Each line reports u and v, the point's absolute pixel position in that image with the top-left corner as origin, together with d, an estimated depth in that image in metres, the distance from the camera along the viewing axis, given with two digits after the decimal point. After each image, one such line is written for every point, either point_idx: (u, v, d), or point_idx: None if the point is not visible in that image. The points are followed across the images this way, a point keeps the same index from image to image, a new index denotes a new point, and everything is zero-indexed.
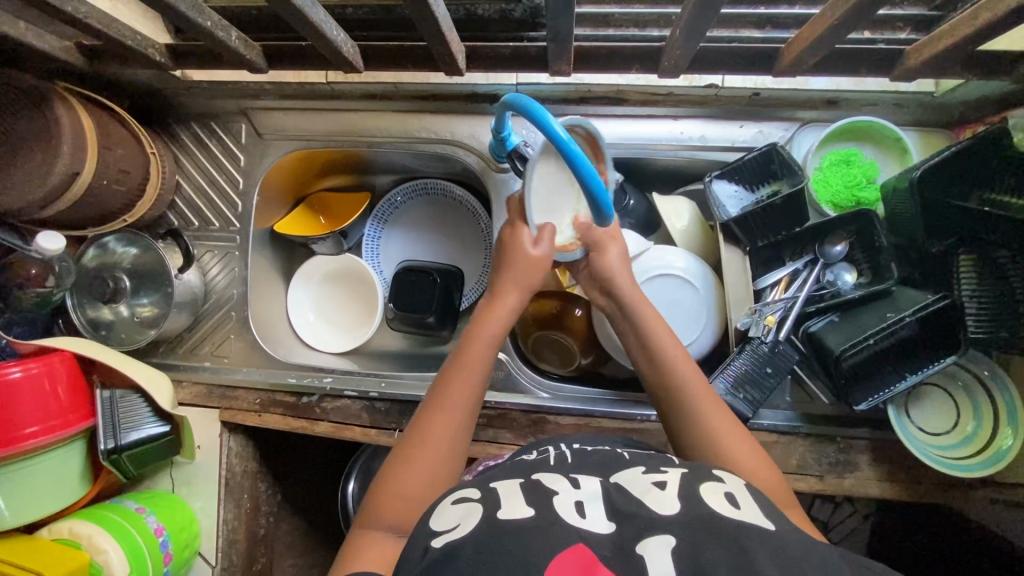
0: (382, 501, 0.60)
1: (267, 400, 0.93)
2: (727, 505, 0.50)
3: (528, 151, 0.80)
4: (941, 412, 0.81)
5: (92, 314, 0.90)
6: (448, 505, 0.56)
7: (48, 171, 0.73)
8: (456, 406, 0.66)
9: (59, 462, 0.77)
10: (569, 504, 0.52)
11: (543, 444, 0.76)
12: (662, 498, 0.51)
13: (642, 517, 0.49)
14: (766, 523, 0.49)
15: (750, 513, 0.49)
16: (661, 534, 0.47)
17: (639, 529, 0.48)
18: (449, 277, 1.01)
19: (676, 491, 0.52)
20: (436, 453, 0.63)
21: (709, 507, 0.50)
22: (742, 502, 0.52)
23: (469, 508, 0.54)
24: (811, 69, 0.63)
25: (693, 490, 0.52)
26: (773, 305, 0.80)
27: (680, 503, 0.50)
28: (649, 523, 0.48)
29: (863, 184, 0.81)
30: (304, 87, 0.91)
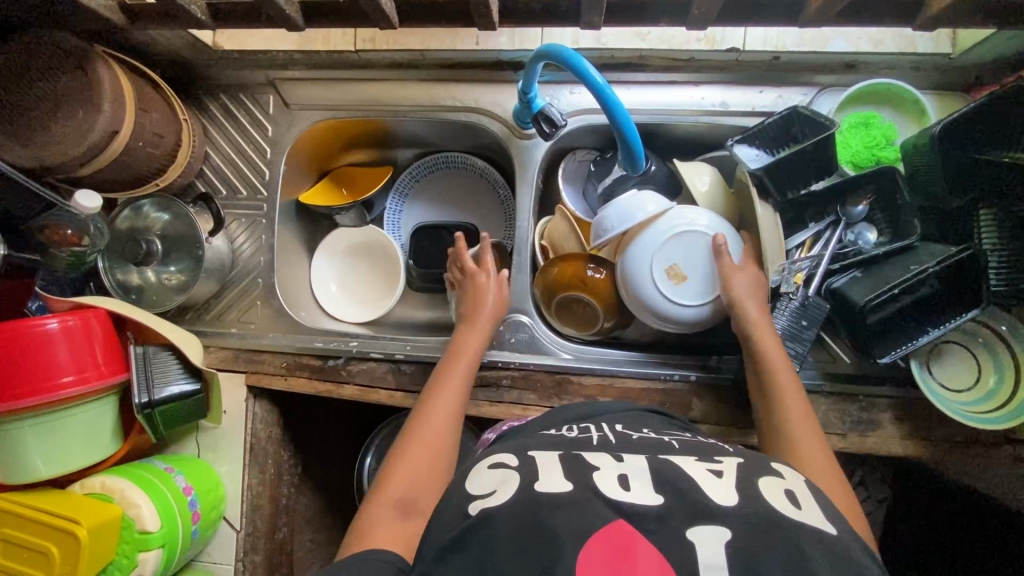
0: (389, 490, 0.66)
1: (293, 364, 0.94)
2: (788, 504, 0.50)
3: (555, 113, 0.82)
4: (963, 368, 0.82)
5: (123, 277, 0.91)
6: (484, 469, 0.59)
7: (88, 129, 0.75)
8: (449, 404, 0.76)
9: (93, 415, 0.78)
10: (614, 482, 0.53)
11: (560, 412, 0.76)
12: (718, 486, 0.51)
13: (695, 499, 0.50)
14: (827, 528, 0.48)
15: (811, 516, 0.49)
16: (718, 525, 0.47)
17: (691, 512, 0.48)
18: (465, 232, 1.08)
19: (733, 481, 0.52)
20: (436, 437, 0.72)
21: (769, 505, 0.49)
22: (804, 502, 0.52)
23: (506, 475, 0.57)
24: (835, 19, 0.65)
25: (751, 483, 0.52)
26: (801, 262, 0.81)
27: (738, 495, 0.50)
28: (702, 509, 0.49)
29: (883, 144, 0.83)
30: (332, 56, 0.94)
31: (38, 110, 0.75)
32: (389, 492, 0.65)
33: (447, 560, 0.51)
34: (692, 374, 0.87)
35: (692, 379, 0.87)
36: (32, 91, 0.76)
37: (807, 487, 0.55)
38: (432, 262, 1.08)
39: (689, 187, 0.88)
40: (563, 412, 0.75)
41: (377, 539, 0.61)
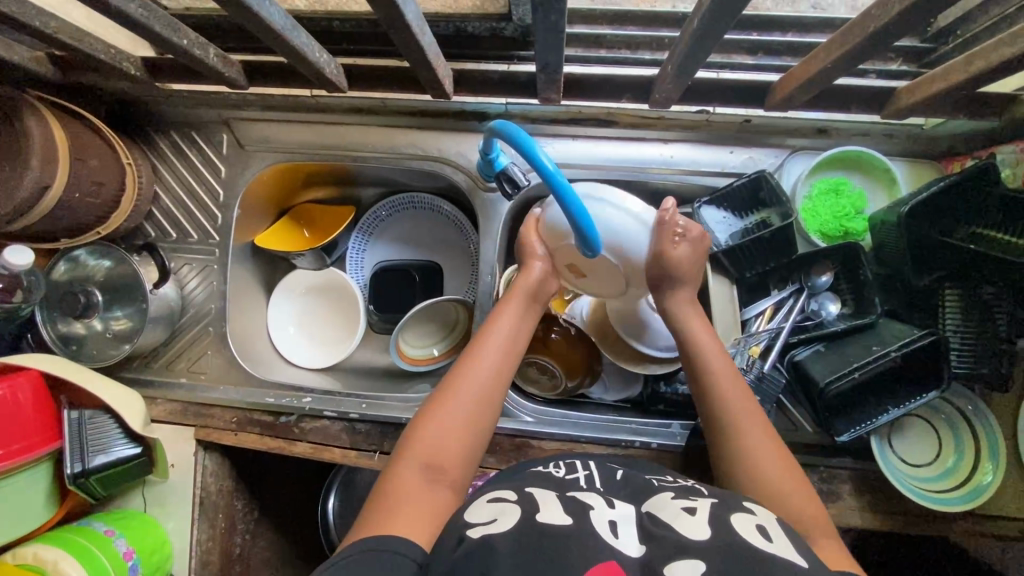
0: (418, 446, 0.62)
1: (244, 420, 0.91)
2: (759, 537, 0.49)
3: (516, 174, 0.79)
4: (923, 444, 0.82)
5: (63, 329, 0.87)
6: (483, 502, 0.57)
7: (16, 185, 0.70)
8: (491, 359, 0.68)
9: (23, 485, 0.74)
10: (602, 522, 0.51)
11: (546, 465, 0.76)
12: (691, 523, 0.50)
13: (670, 539, 0.48)
14: (798, 560, 0.47)
15: (780, 547, 0.48)
16: (691, 557, 0.45)
17: (667, 551, 0.47)
18: (428, 273, 1.08)
19: (705, 516, 0.51)
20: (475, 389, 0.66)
21: (739, 538, 0.48)
22: (775, 537, 0.50)
23: (505, 508, 0.55)
24: (803, 103, 0.62)
25: (722, 518, 0.51)
26: (759, 335, 0.80)
27: (709, 529, 0.49)
28: (676, 546, 0.47)
29: (851, 215, 0.81)
30: (289, 99, 0.90)
31: None
32: (413, 454, 0.61)
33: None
34: (655, 441, 0.85)
35: (653, 447, 0.85)
36: None
37: (778, 523, 0.53)
38: (394, 305, 1.08)
39: None
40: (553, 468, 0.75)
41: (398, 514, 0.56)
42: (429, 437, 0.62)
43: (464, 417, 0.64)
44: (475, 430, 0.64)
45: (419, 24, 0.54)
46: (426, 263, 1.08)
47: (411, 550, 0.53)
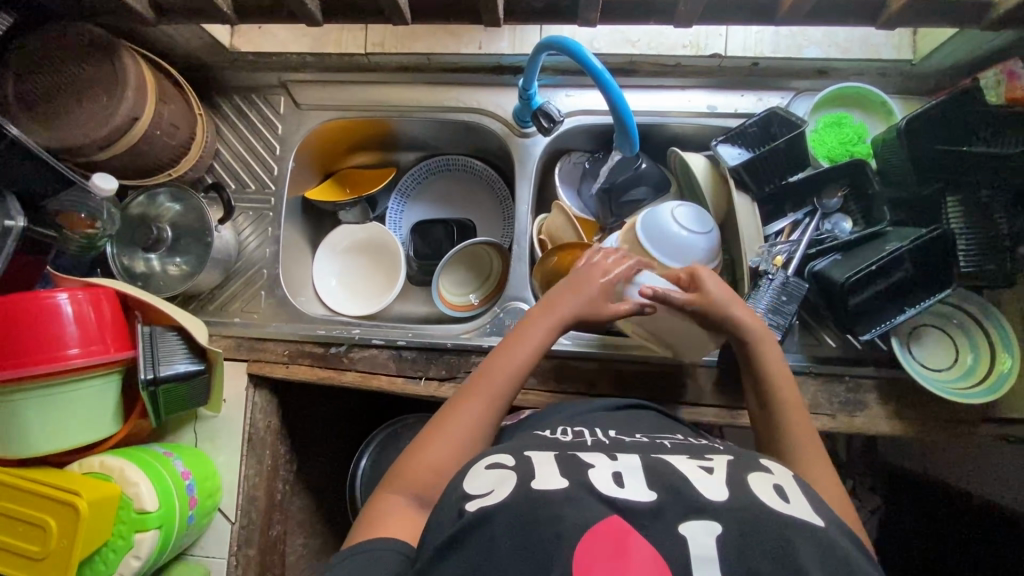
0: (406, 467, 0.64)
1: (295, 351, 0.96)
2: (776, 498, 0.50)
3: (553, 109, 0.88)
4: (941, 350, 0.87)
5: (129, 264, 0.93)
6: (481, 469, 0.57)
7: (112, 114, 0.79)
8: (485, 404, 0.68)
9: (96, 392, 0.78)
10: (606, 476, 0.52)
11: (550, 415, 0.76)
12: (709, 483, 0.51)
13: (686, 495, 0.49)
14: (815, 519, 0.48)
15: (800, 508, 0.49)
16: (708, 519, 0.46)
17: (683, 508, 0.47)
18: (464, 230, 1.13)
19: (724, 478, 0.52)
20: (475, 417, 0.67)
21: (759, 500, 0.49)
22: (793, 497, 0.51)
23: (503, 474, 0.55)
24: (807, 17, 0.71)
25: (740, 479, 0.52)
26: (780, 246, 0.87)
27: (727, 491, 0.50)
28: (695, 504, 0.48)
29: (856, 141, 0.90)
30: (343, 59, 1.00)
31: (63, 96, 0.78)
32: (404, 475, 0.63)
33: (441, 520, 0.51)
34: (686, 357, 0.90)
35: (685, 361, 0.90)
36: (50, 79, 0.78)
37: (795, 481, 0.54)
38: (431, 255, 1.12)
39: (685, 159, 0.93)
40: (559, 414, 0.77)
41: (384, 521, 0.60)
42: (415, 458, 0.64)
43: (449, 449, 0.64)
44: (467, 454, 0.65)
45: None
46: (466, 222, 1.13)
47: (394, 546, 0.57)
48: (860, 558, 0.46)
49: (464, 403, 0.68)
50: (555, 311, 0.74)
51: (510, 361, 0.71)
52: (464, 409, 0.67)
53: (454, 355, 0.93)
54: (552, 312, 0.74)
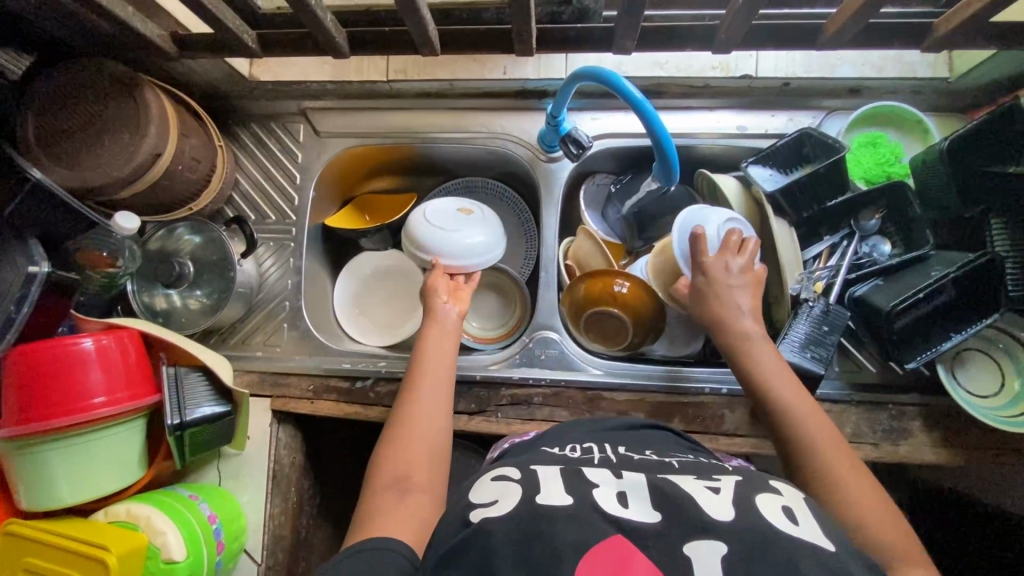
0: (386, 467, 0.65)
1: (320, 387, 0.93)
2: (784, 519, 0.48)
3: (581, 134, 0.86)
4: (986, 375, 0.84)
5: (150, 300, 0.91)
6: (487, 481, 0.58)
7: (135, 152, 0.76)
8: (437, 376, 0.76)
9: (123, 438, 0.76)
10: (611, 495, 0.52)
11: (565, 433, 0.74)
12: (715, 502, 0.50)
13: (691, 514, 0.48)
14: (825, 543, 0.46)
15: (809, 530, 0.47)
16: (713, 540, 0.46)
17: (685, 529, 0.47)
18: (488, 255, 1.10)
19: (729, 496, 0.51)
20: (432, 410, 0.72)
21: (765, 521, 0.47)
22: (801, 518, 0.49)
23: (508, 487, 0.55)
24: (852, 42, 0.69)
25: (747, 498, 0.51)
26: (819, 272, 0.85)
27: (733, 509, 0.49)
28: (699, 525, 0.47)
29: (893, 161, 0.88)
30: (364, 86, 1.00)
31: (83, 136, 0.76)
32: (383, 471, 0.64)
33: (476, 548, 0.48)
34: (724, 387, 0.87)
35: (723, 393, 0.87)
36: (66, 117, 0.77)
37: (806, 502, 0.52)
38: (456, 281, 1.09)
39: (718, 182, 0.91)
40: (576, 428, 0.75)
41: (382, 523, 0.58)
42: (393, 456, 0.66)
43: (427, 437, 0.69)
44: (437, 440, 0.70)
45: None
46: None
47: (401, 547, 0.55)
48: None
49: (414, 400, 0.73)
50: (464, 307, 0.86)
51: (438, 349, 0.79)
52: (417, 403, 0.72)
53: (484, 388, 0.91)
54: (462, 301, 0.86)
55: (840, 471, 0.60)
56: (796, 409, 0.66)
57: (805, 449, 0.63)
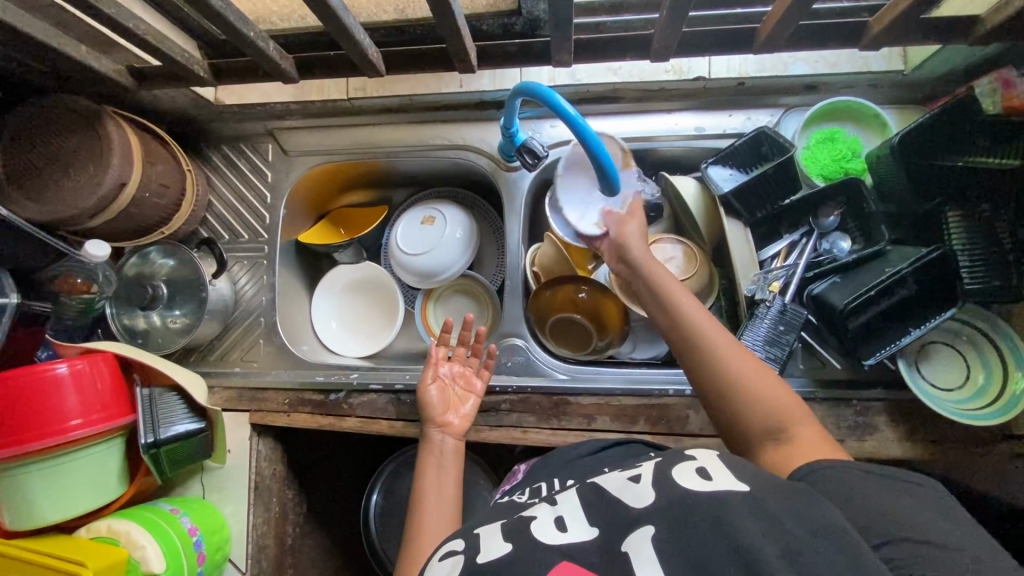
0: None
1: (295, 400, 0.96)
2: (697, 479, 0.53)
3: (536, 145, 0.88)
4: (951, 368, 0.84)
5: (129, 322, 0.94)
6: (438, 560, 0.58)
7: (99, 183, 0.79)
8: (439, 491, 0.77)
9: (101, 457, 0.80)
10: (549, 522, 0.56)
11: (538, 471, 0.77)
12: (636, 491, 0.55)
13: (621, 514, 0.53)
14: (739, 486, 0.51)
15: (720, 482, 0.51)
16: (642, 527, 0.51)
17: (623, 525, 0.52)
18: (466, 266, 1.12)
19: (648, 480, 0.56)
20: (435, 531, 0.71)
21: (681, 488, 0.52)
22: (715, 473, 0.54)
23: (456, 559, 0.56)
24: (788, 44, 0.69)
25: (664, 474, 0.55)
26: (776, 272, 0.84)
27: (653, 493, 0.54)
28: (626, 520, 0.52)
29: (850, 157, 0.87)
30: (325, 105, 1.00)
31: (51, 169, 0.80)
32: None
33: None
34: (688, 389, 0.87)
35: (686, 394, 0.88)
36: (36, 152, 0.80)
37: (720, 458, 0.56)
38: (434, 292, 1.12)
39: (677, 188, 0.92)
40: (545, 466, 0.78)
41: None
42: None
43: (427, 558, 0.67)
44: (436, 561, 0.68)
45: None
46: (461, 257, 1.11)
47: None
48: (806, 506, 0.48)
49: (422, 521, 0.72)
50: (464, 417, 0.87)
51: (433, 468, 0.80)
52: (422, 525, 0.72)
53: None
54: (461, 423, 0.86)
55: (733, 356, 0.66)
56: (698, 316, 0.71)
57: (710, 349, 0.67)
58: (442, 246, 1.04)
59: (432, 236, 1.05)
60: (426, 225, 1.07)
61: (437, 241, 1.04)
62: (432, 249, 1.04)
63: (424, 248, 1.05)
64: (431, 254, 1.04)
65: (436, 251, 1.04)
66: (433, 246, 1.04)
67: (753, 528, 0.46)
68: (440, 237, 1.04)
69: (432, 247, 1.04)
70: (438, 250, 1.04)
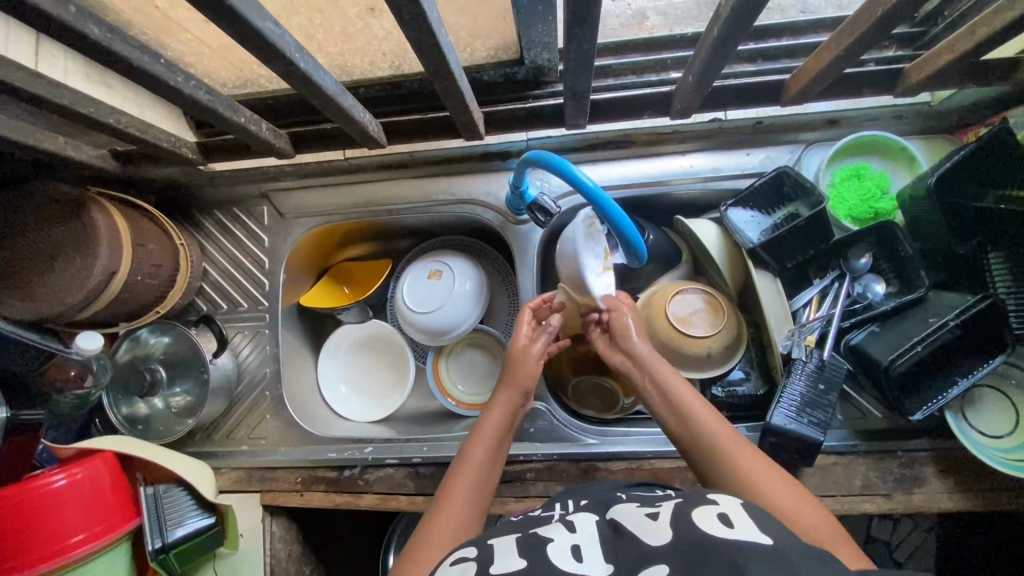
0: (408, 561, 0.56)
1: (308, 478, 0.91)
2: (720, 525, 0.46)
3: (548, 202, 0.83)
4: (999, 415, 0.79)
5: (128, 411, 0.89)
6: (448, 563, 0.52)
7: (87, 275, 0.74)
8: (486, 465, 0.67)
9: (108, 568, 0.75)
10: (567, 550, 0.49)
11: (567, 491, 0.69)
12: (653, 529, 0.48)
13: (634, 552, 0.46)
14: (763, 538, 0.44)
15: (744, 530, 0.45)
16: (655, 564, 0.43)
17: (631, 565, 0.44)
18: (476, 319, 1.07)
19: (666, 519, 0.49)
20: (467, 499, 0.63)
21: (701, 532, 0.46)
22: (737, 521, 0.47)
23: (465, 563, 0.50)
24: (816, 94, 0.65)
25: (684, 515, 0.49)
26: (811, 324, 0.79)
27: (670, 530, 0.47)
28: (640, 556, 0.45)
29: (878, 196, 0.83)
30: (321, 164, 0.96)
31: (34, 264, 0.74)
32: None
33: None
34: None
35: None
36: (17, 246, 0.75)
37: (744, 507, 0.50)
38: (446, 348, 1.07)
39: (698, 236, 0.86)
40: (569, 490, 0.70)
41: None
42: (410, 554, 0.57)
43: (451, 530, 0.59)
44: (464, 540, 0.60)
45: (457, 72, 0.61)
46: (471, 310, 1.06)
47: None
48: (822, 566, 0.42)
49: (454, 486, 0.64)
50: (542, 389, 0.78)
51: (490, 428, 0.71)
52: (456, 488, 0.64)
53: None
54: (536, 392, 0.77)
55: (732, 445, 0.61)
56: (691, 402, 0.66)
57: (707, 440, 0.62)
58: (448, 303, 0.99)
59: (438, 293, 1.00)
60: (432, 281, 1.02)
61: (443, 299, 0.99)
62: (438, 308, 0.99)
63: (429, 306, 1.00)
64: (437, 314, 0.98)
65: (443, 309, 0.99)
66: (438, 304, 0.99)
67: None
68: (446, 294, 0.99)
69: (437, 305, 0.99)
70: (444, 308, 0.98)
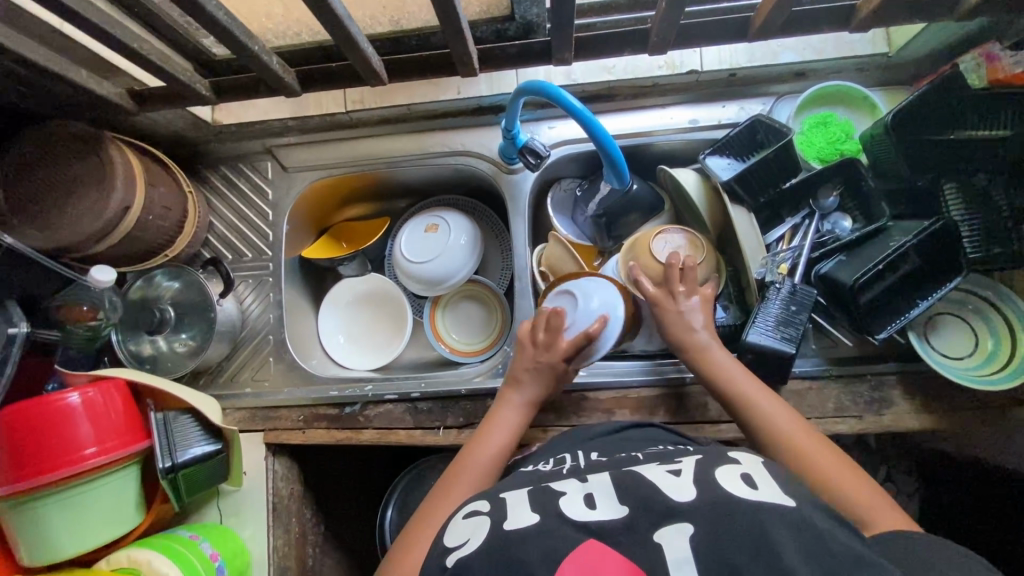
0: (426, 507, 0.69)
1: (310, 416, 0.95)
2: (743, 487, 0.50)
3: (538, 145, 0.88)
4: (960, 337, 0.85)
5: (136, 348, 0.93)
6: (459, 520, 0.56)
7: (104, 206, 0.78)
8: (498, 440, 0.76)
9: (117, 488, 0.78)
10: (578, 500, 0.53)
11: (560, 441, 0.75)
12: (676, 484, 0.51)
13: (659, 504, 0.49)
14: (785, 500, 0.48)
15: (766, 493, 0.49)
16: (679, 522, 0.47)
17: (654, 517, 0.48)
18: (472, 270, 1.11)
19: (689, 477, 0.52)
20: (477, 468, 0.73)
21: (725, 492, 0.49)
22: (761, 484, 0.51)
23: (477, 522, 0.54)
24: (779, 29, 0.72)
25: (707, 474, 0.52)
26: (783, 254, 0.87)
27: (695, 488, 0.50)
28: (665, 510, 0.49)
29: (844, 139, 0.90)
30: (325, 119, 1.03)
31: (54, 196, 0.79)
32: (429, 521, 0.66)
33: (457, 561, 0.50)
34: None
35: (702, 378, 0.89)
36: (36, 179, 0.80)
37: (765, 468, 0.54)
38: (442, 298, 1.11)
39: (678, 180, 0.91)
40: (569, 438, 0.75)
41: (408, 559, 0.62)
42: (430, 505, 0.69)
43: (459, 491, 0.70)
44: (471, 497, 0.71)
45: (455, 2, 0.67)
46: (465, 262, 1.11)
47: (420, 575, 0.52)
48: (836, 525, 0.46)
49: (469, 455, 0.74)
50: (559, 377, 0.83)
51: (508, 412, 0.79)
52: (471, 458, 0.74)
53: (470, 401, 0.92)
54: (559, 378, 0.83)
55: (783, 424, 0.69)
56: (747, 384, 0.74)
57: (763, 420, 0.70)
58: (444, 253, 1.04)
59: (434, 244, 1.05)
60: (428, 233, 1.06)
61: (439, 249, 1.04)
62: (433, 257, 1.04)
63: (425, 255, 1.05)
64: (433, 262, 1.04)
65: (438, 258, 1.04)
66: (434, 254, 1.04)
67: (793, 543, 0.43)
68: (442, 245, 1.04)
69: (433, 255, 1.04)
70: (440, 257, 1.04)
